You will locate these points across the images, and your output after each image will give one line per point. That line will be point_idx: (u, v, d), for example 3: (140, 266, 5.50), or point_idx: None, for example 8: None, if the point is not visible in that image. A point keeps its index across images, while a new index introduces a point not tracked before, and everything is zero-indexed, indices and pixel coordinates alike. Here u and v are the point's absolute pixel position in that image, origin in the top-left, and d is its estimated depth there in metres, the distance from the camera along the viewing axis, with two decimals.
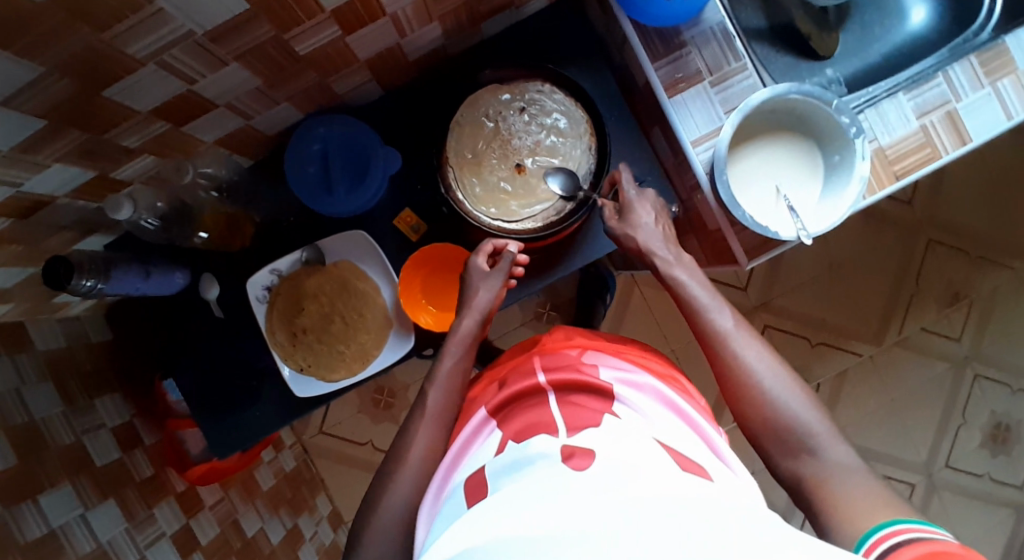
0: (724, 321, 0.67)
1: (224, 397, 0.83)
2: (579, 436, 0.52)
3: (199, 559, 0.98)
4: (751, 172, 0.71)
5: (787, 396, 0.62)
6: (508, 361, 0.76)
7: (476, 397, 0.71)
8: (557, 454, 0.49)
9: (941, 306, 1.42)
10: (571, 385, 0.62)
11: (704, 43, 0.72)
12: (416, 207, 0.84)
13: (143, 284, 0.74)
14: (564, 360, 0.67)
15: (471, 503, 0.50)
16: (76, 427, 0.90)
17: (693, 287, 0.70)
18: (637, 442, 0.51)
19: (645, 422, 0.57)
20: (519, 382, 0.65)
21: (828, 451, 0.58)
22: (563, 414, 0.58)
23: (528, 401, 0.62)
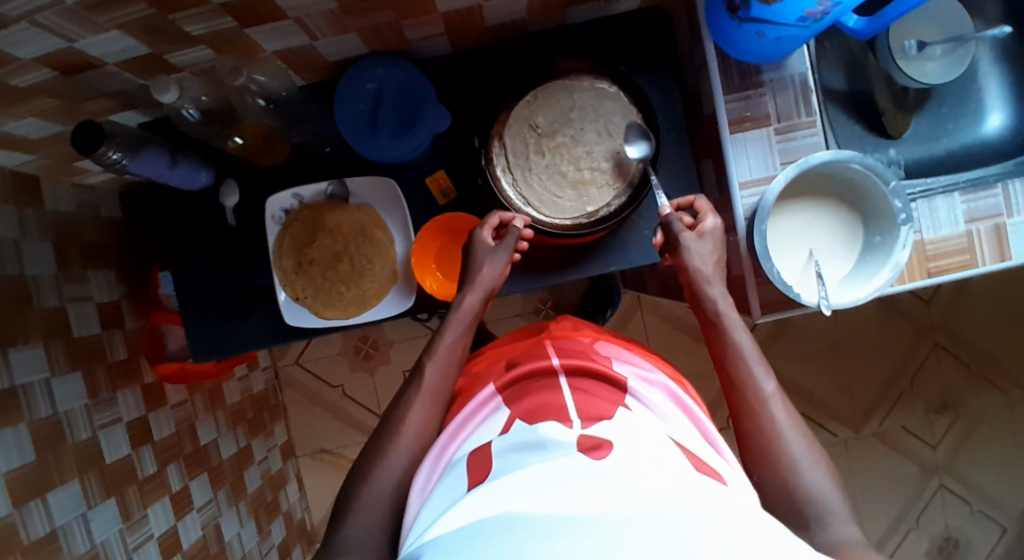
0: (766, 383, 0.64)
1: (216, 304, 0.82)
2: (592, 428, 0.56)
3: (146, 454, 0.99)
4: (789, 227, 0.70)
5: (809, 463, 0.58)
6: (513, 345, 0.79)
7: (483, 375, 0.73)
8: (574, 445, 0.53)
9: (927, 411, 1.42)
10: (581, 371, 0.66)
11: (780, 89, 0.71)
12: (451, 171, 0.83)
13: (167, 171, 0.73)
14: (577, 350, 0.71)
15: (471, 482, 0.53)
16: (64, 293, 0.90)
17: (740, 338, 0.68)
18: (648, 438, 0.55)
19: (654, 420, 0.61)
20: (532, 362, 0.69)
21: (839, 529, 0.54)
22: (574, 399, 0.61)
23: (538, 381, 0.66)
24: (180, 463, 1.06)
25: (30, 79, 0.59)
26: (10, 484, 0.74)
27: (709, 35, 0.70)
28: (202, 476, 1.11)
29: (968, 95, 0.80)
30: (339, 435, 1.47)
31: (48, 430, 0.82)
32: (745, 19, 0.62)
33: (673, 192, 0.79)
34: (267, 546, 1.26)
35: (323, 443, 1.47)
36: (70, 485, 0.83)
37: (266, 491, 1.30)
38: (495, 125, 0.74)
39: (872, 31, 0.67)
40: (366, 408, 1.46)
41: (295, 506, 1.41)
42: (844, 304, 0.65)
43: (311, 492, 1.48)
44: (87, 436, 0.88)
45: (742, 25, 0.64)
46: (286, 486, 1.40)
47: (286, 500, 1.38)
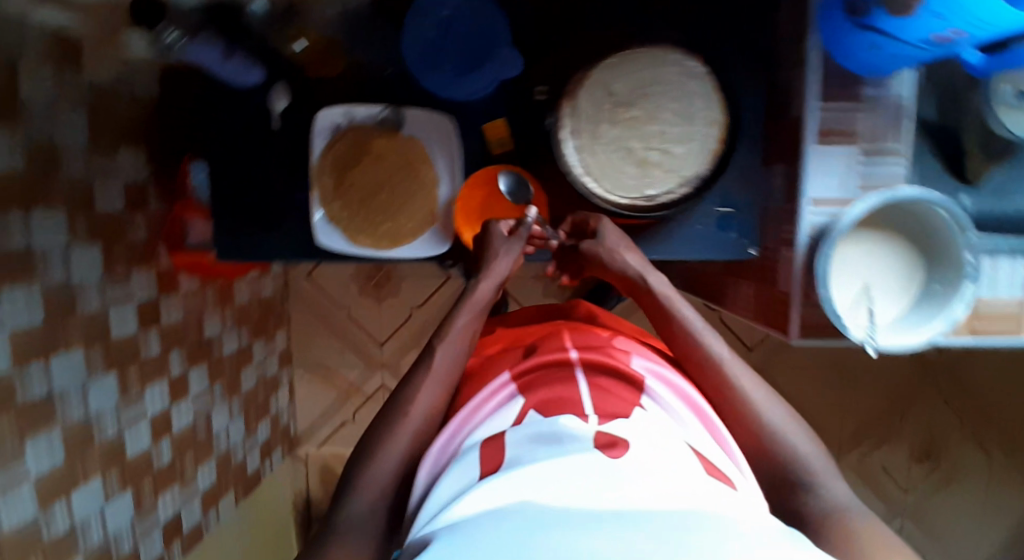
0: (723, 351, 0.70)
1: (247, 208, 0.80)
2: (609, 425, 0.55)
3: (152, 336, 0.99)
4: (850, 258, 0.67)
5: (785, 425, 0.66)
6: (528, 332, 0.79)
7: (496, 360, 0.73)
8: (591, 440, 0.52)
9: (909, 455, 1.43)
10: (600, 365, 0.65)
11: (876, 109, 0.67)
12: (512, 121, 0.77)
13: (218, 63, 0.72)
14: (596, 345, 0.70)
15: (482, 473, 0.53)
16: (92, 163, 0.88)
17: (687, 315, 0.73)
18: (665, 442, 0.54)
19: (671, 425, 0.59)
20: (550, 353, 0.68)
21: (829, 484, 0.62)
22: (591, 395, 0.61)
23: (556, 371, 0.65)
24: (182, 351, 1.06)
25: None
26: (13, 345, 0.74)
27: (818, 33, 0.65)
28: (202, 367, 1.12)
29: None
30: (335, 355, 1.48)
31: (60, 297, 0.82)
32: (866, 27, 0.59)
33: None
34: (251, 444, 1.29)
35: (318, 359, 1.48)
36: (72, 354, 0.84)
37: (259, 394, 1.32)
38: (571, 82, 0.69)
39: (988, 70, 0.63)
40: (367, 334, 1.47)
41: (283, 411, 1.44)
42: (892, 348, 0.63)
43: (299, 403, 1.50)
44: (97, 309, 0.88)
45: (860, 33, 0.60)
46: (278, 392, 1.42)
47: (276, 405, 1.40)
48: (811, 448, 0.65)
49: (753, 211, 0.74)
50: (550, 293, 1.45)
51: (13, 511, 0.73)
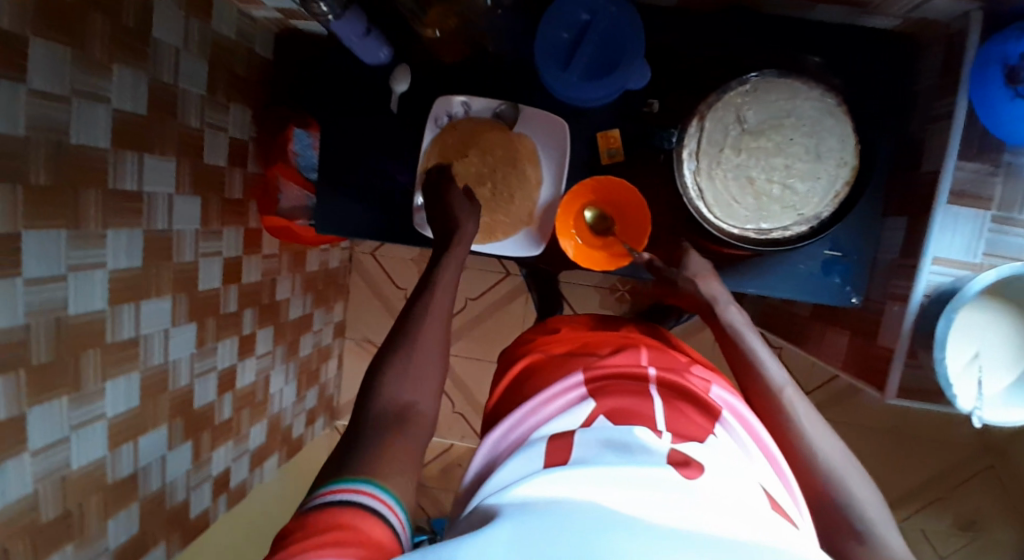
0: (782, 383, 0.63)
1: (352, 183, 0.82)
2: (683, 443, 0.52)
3: (231, 293, 1.02)
4: (964, 323, 0.64)
5: (844, 467, 0.56)
6: (597, 341, 0.76)
7: (565, 361, 0.71)
8: (664, 455, 0.49)
9: (951, 523, 1.39)
10: (673, 384, 0.62)
11: (1015, 177, 0.64)
12: (625, 134, 0.77)
13: (356, 39, 0.71)
14: (672, 366, 0.67)
15: (547, 464, 0.51)
16: (205, 117, 0.91)
17: (757, 348, 0.67)
18: (736, 473, 0.50)
19: (744, 456, 0.55)
20: (623, 364, 0.65)
21: (882, 539, 0.51)
22: (664, 411, 0.57)
23: (628, 382, 0.62)
24: (254, 311, 1.09)
25: None
26: (112, 282, 0.78)
27: (966, 92, 0.63)
28: (269, 328, 1.14)
29: None
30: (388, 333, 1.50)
31: (159, 243, 0.85)
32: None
33: (843, 237, 0.74)
34: (299, 409, 1.32)
35: (370, 335, 1.50)
36: (162, 300, 0.87)
37: (312, 360, 1.35)
38: (702, 103, 0.69)
39: None
40: None
41: (331, 382, 1.47)
42: (1000, 422, 0.61)
43: (346, 374, 1.53)
44: (189, 260, 0.91)
45: (1015, 99, 0.58)
46: (329, 361, 1.45)
47: (325, 373, 1.43)
48: (872, 500, 0.55)
49: (865, 263, 0.74)
50: (607, 305, 1.45)
51: (84, 450, 0.76)
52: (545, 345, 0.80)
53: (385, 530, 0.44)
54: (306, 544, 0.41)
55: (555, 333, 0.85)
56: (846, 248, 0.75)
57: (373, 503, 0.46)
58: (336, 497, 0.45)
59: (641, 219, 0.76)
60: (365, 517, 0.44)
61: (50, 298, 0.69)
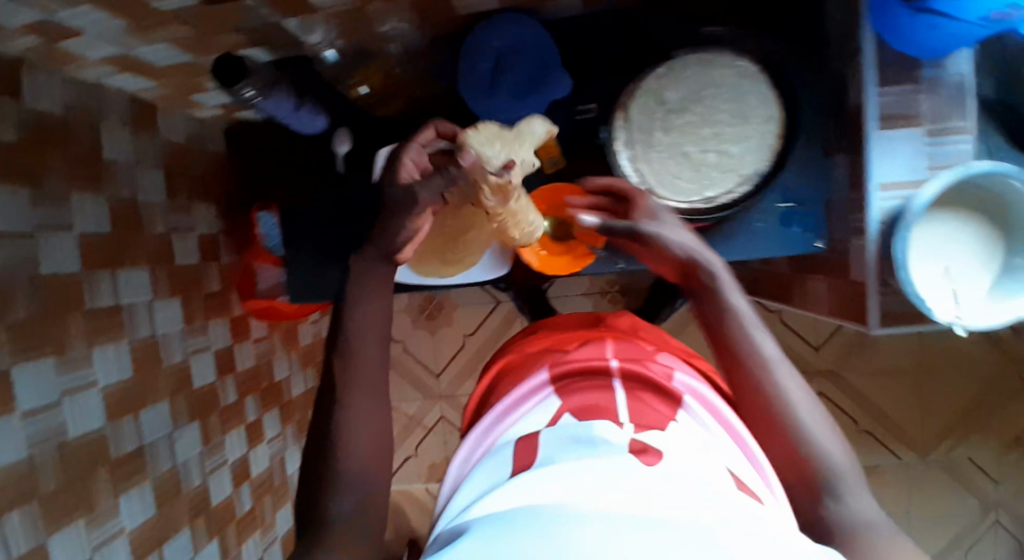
0: (767, 348, 0.66)
1: (316, 249, 0.84)
2: (643, 433, 0.56)
3: (229, 384, 1.03)
4: (926, 239, 0.65)
5: (827, 439, 0.61)
6: (565, 334, 0.80)
7: (535, 360, 0.75)
8: (625, 446, 0.52)
9: (999, 444, 1.37)
10: (636, 376, 0.66)
11: (937, 90, 0.66)
12: (563, 141, 0.80)
13: (291, 113, 0.74)
14: (635, 354, 0.71)
15: (514, 470, 0.54)
16: (169, 221, 0.94)
17: (756, 337, 0.66)
18: (698, 453, 0.55)
19: (710, 440, 0.59)
20: (586, 359, 0.69)
21: (853, 500, 0.58)
22: (627, 405, 0.61)
23: (592, 380, 0.66)
24: (256, 397, 1.10)
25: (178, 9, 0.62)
26: (107, 399, 0.79)
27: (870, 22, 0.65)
28: (275, 411, 1.15)
29: None
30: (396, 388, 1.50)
31: (147, 351, 0.87)
32: (921, 9, 0.58)
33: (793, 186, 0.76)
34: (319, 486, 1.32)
35: None
36: (159, 406, 0.89)
37: None
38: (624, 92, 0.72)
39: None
40: (424, 365, 1.49)
41: None
42: (987, 325, 0.61)
43: None
44: (180, 361, 0.93)
45: (915, 15, 0.59)
46: None
47: None
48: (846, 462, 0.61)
49: (821, 205, 0.75)
50: (602, 310, 1.45)
51: None
52: (519, 346, 0.83)
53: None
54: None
55: (532, 328, 0.89)
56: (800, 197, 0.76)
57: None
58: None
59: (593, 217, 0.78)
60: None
61: (52, 425, 0.71)
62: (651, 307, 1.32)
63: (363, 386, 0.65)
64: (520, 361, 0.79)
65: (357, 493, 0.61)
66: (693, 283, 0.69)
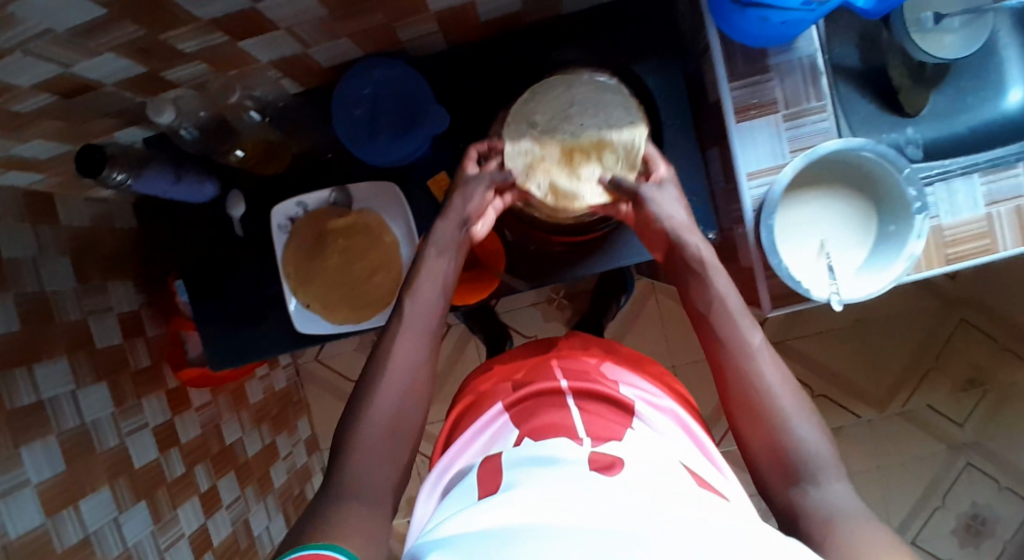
0: (753, 334, 0.60)
1: (229, 314, 0.83)
2: (602, 445, 0.55)
3: (173, 456, 1.02)
4: (795, 221, 0.68)
5: (799, 417, 0.56)
6: (513, 359, 0.79)
7: (489, 390, 0.73)
8: (585, 461, 0.51)
9: (953, 387, 1.38)
10: (589, 390, 0.66)
11: (787, 73, 0.69)
12: (453, 171, 0.81)
13: (171, 186, 0.74)
14: (581, 368, 0.71)
15: (482, 493, 0.53)
16: (84, 305, 0.93)
17: (720, 286, 0.63)
18: (658, 459, 0.55)
19: (668, 444, 0.60)
20: (538, 381, 0.69)
21: (829, 485, 0.52)
22: (584, 421, 0.60)
23: (545, 401, 0.65)
24: (207, 464, 1.09)
25: (30, 105, 0.62)
26: (42, 496, 0.78)
27: (711, 19, 0.68)
28: (230, 474, 1.15)
29: (991, 67, 0.80)
30: None
31: (78, 440, 0.85)
32: (747, 5, 0.61)
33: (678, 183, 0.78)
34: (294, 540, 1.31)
35: None
36: (100, 492, 0.86)
37: (293, 485, 1.34)
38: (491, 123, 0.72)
39: (880, 10, 0.65)
40: None
41: None
42: (858, 297, 0.63)
43: None
44: (115, 443, 0.91)
45: (744, 10, 0.62)
46: (312, 480, 1.44)
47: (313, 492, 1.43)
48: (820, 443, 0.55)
49: (705, 197, 0.79)
50: (550, 318, 1.46)
51: None
52: (471, 378, 0.82)
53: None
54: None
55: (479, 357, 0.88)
56: (686, 191, 0.78)
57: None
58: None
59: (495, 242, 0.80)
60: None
61: None
62: (594, 310, 1.33)
63: (410, 334, 0.64)
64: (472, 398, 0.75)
65: (384, 455, 0.58)
66: (676, 258, 0.67)
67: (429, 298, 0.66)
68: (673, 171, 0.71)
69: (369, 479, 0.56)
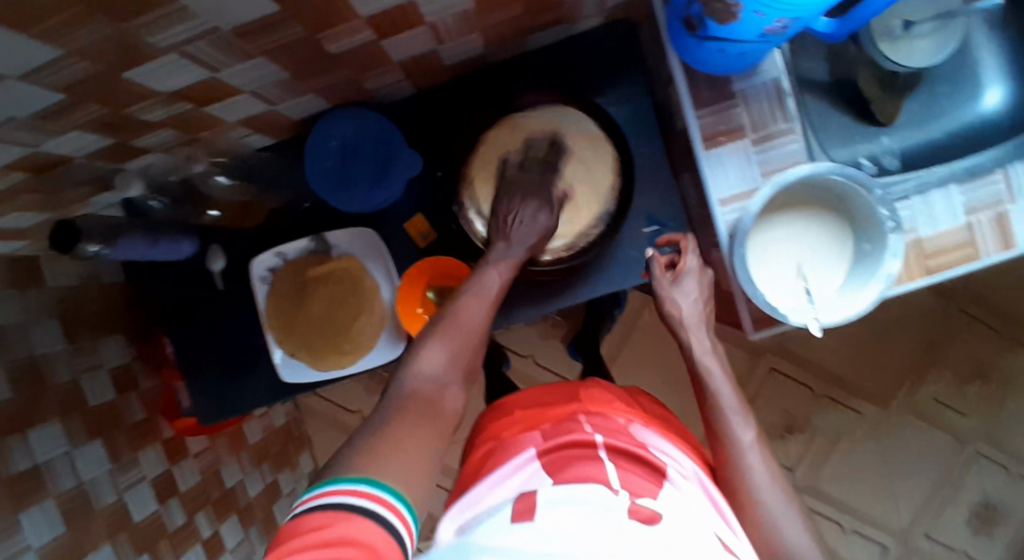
0: (744, 432, 0.66)
1: (217, 367, 0.83)
2: (640, 500, 0.51)
3: (174, 506, 1.02)
4: (772, 246, 0.67)
5: (783, 515, 0.61)
6: (538, 412, 0.74)
7: (512, 444, 0.69)
8: (626, 512, 0.48)
9: (954, 380, 1.37)
10: (621, 444, 0.62)
11: (753, 98, 0.69)
12: (429, 212, 0.82)
13: (150, 250, 0.72)
14: (611, 426, 0.67)
15: (515, 517, 0.49)
16: (75, 366, 0.92)
17: (721, 388, 0.70)
18: (693, 525, 0.50)
19: (705, 512, 0.55)
20: (568, 433, 0.64)
21: None
22: (617, 473, 0.56)
23: (573, 453, 0.60)
24: (208, 510, 1.10)
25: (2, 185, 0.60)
26: None
27: (673, 50, 0.68)
28: (233, 517, 1.15)
29: (962, 71, 0.79)
30: None
31: (76, 502, 0.85)
32: (705, 38, 0.60)
33: (654, 210, 0.79)
34: None
35: None
36: (102, 551, 0.87)
37: None
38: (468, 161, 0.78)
39: (844, 32, 0.62)
40: None
41: None
42: (837, 321, 0.63)
43: None
44: (114, 499, 0.92)
45: (703, 43, 0.61)
46: None
47: None
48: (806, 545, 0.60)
49: (682, 223, 0.79)
50: (545, 336, 1.46)
51: None
52: (497, 427, 0.76)
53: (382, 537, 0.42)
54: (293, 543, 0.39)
55: (504, 402, 0.82)
56: (662, 218, 0.79)
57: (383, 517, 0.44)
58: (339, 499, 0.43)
59: None
60: (358, 520, 0.42)
61: None
62: (588, 327, 1.33)
63: (480, 294, 0.67)
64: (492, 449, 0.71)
65: (455, 377, 0.62)
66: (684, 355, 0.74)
67: (509, 262, 0.71)
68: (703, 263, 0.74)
69: (441, 387, 0.60)
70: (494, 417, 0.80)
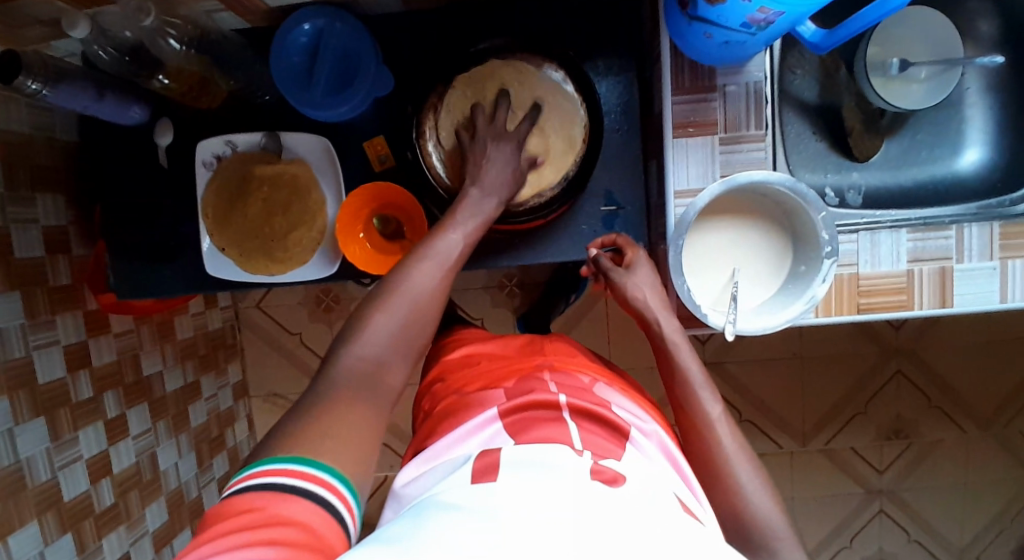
0: (712, 406, 0.60)
1: (145, 247, 0.82)
2: (605, 461, 0.46)
3: (83, 380, 1.01)
4: (713, 248, 0.68)
5: (755, 489, 0.54)
6: (502, 366, 0.66)
7: (467, 399, 0.60)
8: (589, 470, 0.43)
9: (877, 436, 1.39)
10: (584, 402, 0.55)
11: (732, 96, 0.68)
12: (390, 138, 0.80)
13: (94, 105, 0.71)
14: (575, 384, 0.59)
15: (476, 476, 0.44)
16: (8, 213, 0.89)
17: (689, 363, 0.63)
18: (648, 485, 0.44)
19: (671, 480, 0.49)
20: (532, 391, 0.56)
21: None
22: (578, 432, 0.50)
23: (537, 414, 0.53)
24: (118, 391, 1.09)
25: None
26: None
27: (665, 27, 0.66)
28: (142, 406, 1.14)
29: (950, 123, 0.78)
30: (294, 381, 1.47)
31: None
32: (693, 17, 0.59)
33: (612, 189, 0.78)
34: (206, 479, 1.32)
35: (272, 387, 1.49)
36: None
37: (211, 427, 1.35)
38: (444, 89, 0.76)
39: (829, 46, 0.61)
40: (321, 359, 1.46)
41: (242, 444, 1.46)
42: (752, 331, 0.65)
43: (261, 433, 1.51)
44: (21, 356, 0.89)
45: (691, 23, 0.60)
46: (234, 425, 1.44)
47: (233, 437, 1.43)
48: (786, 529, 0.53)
49: (637, 209, 0.78)
50: (498, 303, 1.44)
51: None
52: (456, 377, 0.68)
53: (322, 515, 0.40)
54: (218, 533, 0.37)
55: (461, 350, 0.74)
56: (619, 200, 0.78)
57: (331, 496, 0.41)
58: (271, 480, 0.41)
59: (419, 216, 0.77)
60: (299, 500, 0.40)
61: None
62: (543, 304, 1.32)
63: (438, 260, 0.62)
64: (455, 399, 0.63)
65: (397, 353, 0.56)
66: (652, 338, 0.67)
67: (472, 223, 0.66)
68: (647, 256, 0.73)
69: (382, 364, 0.55)
70: (453, 367, 0.72)
